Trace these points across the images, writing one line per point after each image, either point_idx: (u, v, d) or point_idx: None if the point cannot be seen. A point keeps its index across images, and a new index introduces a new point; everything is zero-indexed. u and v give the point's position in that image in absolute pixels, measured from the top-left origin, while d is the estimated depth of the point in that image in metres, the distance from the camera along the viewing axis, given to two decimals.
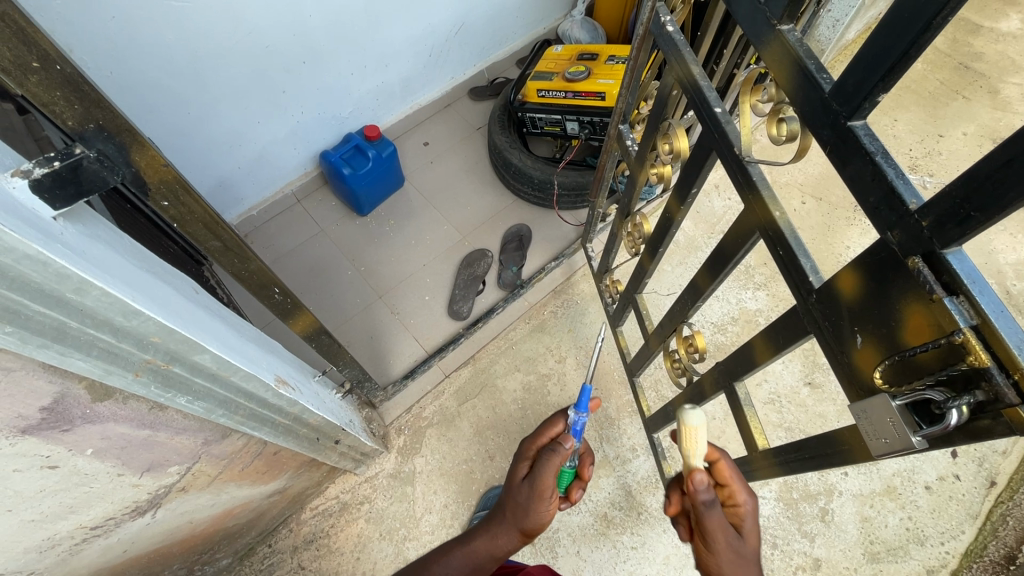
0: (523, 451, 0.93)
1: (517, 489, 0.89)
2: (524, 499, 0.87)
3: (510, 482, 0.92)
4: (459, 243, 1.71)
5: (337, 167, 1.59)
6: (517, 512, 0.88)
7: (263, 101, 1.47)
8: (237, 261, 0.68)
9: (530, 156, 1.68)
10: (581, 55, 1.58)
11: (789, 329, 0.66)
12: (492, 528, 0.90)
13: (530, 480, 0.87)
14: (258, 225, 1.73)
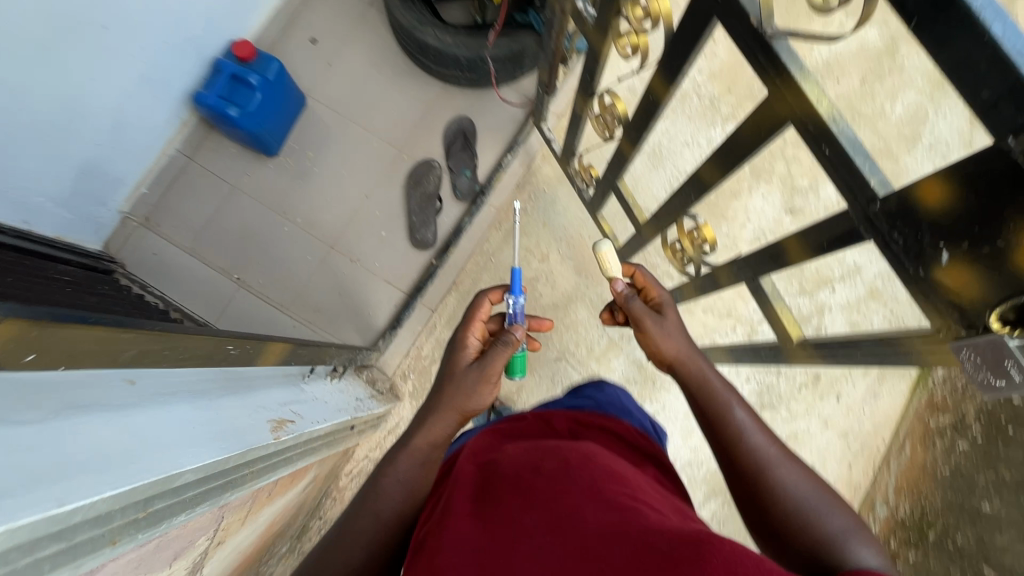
0: (465, 343, 0.88)
1: (456, 376, 0.84)
2: (469, 385, 0.82)
3: (445, 375, 0.86)
4: (396, 158, 1.47)
5: (220, 110, 1.27)
6: (459, 398, 0.82)
7: (85, 51, 1.04)
8: (164, 352, 0.61)
9: (451, 30, 1.35)
10: None
11: (839, 233, 0.58)
12: (427, 421, 0.81)
13: (477, 367, 0.83)
14: (154, 201, 1.43)
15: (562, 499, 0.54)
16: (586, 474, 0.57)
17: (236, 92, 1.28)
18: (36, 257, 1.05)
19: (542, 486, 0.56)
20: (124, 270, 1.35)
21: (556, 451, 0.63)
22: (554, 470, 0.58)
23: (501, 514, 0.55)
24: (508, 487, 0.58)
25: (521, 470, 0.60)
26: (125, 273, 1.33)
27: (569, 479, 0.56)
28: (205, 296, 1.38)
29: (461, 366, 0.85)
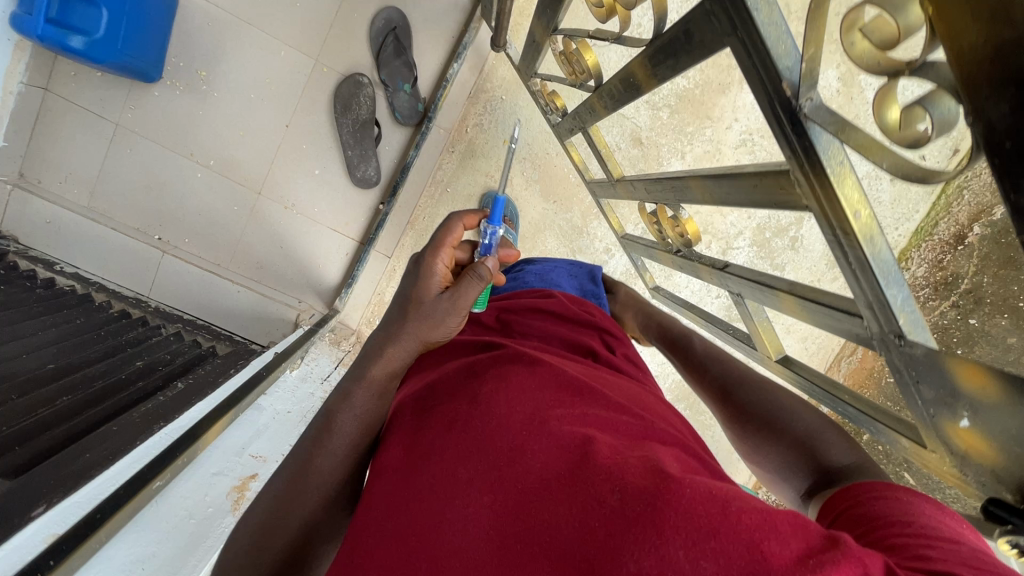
0: (429, 267, 0.57)
1: (418, 306, 0.56)
2: (439, 315, 0.55)
3: (403, 306, 0.57)
4: (314, 72, 1.18)
5: (57, 41, 0.95)
6: (425, 329, 0.56)
7: None
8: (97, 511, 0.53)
9: None
10: None
11: (845, 329, 0.49)
12: (382, 348, 0.57)
13: (446, 297, 0.54)
14: (20, 151, 1.15)
15: (500, 440, 0.40)
16: (532, 406, 0.43)
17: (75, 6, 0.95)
18: None
19: (476, 427, 0.42)
20: (19, 246, 1.15)
21: (491, 371, 0.49)
22: (493, 400, 0.44)
23: (432, 464, 0.41)
24: (439, 427, 0.45)
25: (452, 406, 0.46)
26: (22, 253, 1.14)
27: (510, 412, 0.42)
28: (126, 265, 1.21)
29: (427, 299, 0.56)
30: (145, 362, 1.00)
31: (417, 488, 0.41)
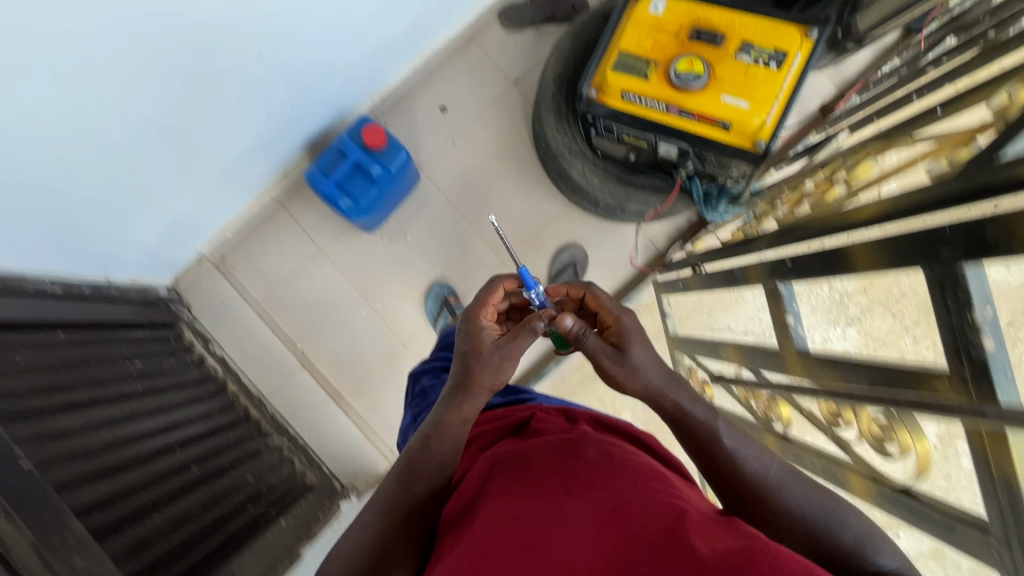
0: (479, 319, 0.68)
1: (478, 359, 0.64)
2: (500, 357, 0.65)
3: (462, 360, 0.66)
4: (496, 269, 1.37)
5: (331, 199, 1.14)
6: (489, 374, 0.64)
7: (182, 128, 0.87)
8: None
9: (597, 153, 1.21)
10: (693, 31, 0.97)
11: None
12: (454, 400, 0.64)
13: (502, 341, 0.65)
14: (232, 240, 1.32)
15: (608, 503, 0.48)
16: (627, 468, 0.52)
17: (353, 180, 1.14)
18: (102, 331, 0.98)
19: (583, 490, 0.50)
20: (188, 315, 1.27)
21: (595, 443, 0.57)
22: (595, 463, 0.53)
23: (545, 517, 0.49)
24: (545, 475, 0.53)
25: (555, 464, 0.55)
26: (190, 325, 1.25)
27: (610, 474, 0.51)
28: (265, 366, 1.30)
29: (483, 345, 0.66)
30: (253, 478, 1.03)
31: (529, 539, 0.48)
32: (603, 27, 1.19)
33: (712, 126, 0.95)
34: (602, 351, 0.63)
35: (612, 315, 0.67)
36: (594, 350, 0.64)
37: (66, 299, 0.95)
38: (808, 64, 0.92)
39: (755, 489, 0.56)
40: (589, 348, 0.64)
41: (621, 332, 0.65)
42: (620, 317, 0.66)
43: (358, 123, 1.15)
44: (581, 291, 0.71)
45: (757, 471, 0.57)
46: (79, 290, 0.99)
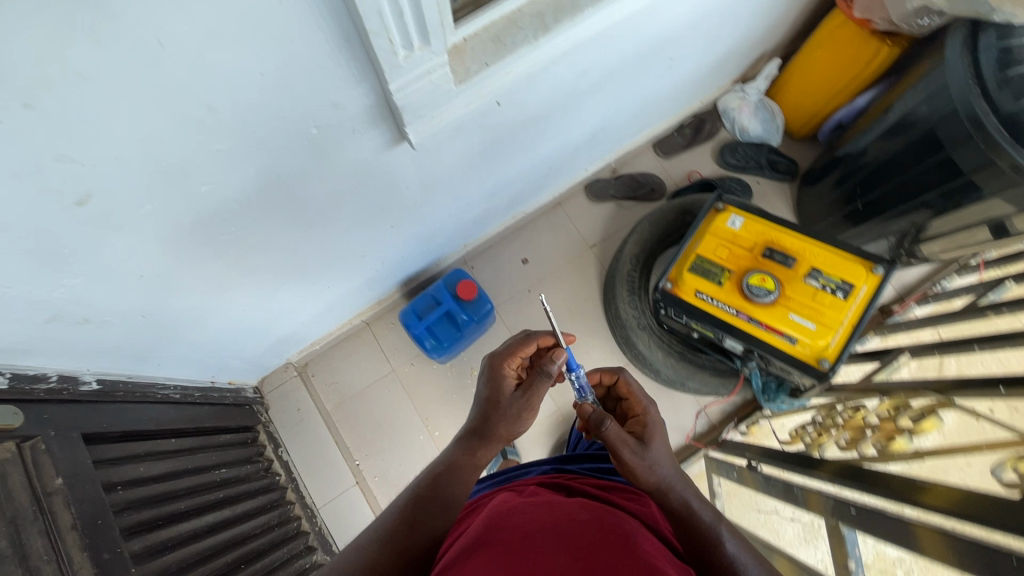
0: (505, 369, 0.86)
1: (500, 406, 0.83)
2: (520, 406, 0.83)
3: (485, 405, 0.84)
4: (553, 417, 1.43)
5: (418, 338, 1.26)
6: (505, 417, 0.83)
7: (306, 266, 1.02)
8: None
9: (661, 329, 1.31)
10: (765, 251, 1.09)
11: None
12: (474, 440, 0.81)
13: (522, 393, 0.84)
14: (318, 350, 1.44)
15: (553, 532, 0.58)
16: (587, 518, 0.60)
17: (440, 325, 1.28)
18: (204, 435, 1.10)
19: (539, 520, 0.60)
20: (266, 416, 1.38)
21: (588, 511, 0.63)
22: (559, 510, 0.63)
23: (505, 532, 0.59)
24: (538, 527, 0.59)
25: (528, 504, 0.65)
26: (265, 427, 1.35)
27: (569, 519, 0.60)
28: (324, 477, 1.37)
29: (505, 394, 0.85)
30: None
31: (482, 534, 0.59)
32: (680, 222, 1.35)
33: (778, 338, 1.04)
34: (624, 441, 0.74)
35: (642, 406, 0.84)
36: (616, 440, 0.74)
37: (180, 404, 1.06)
38: (871, 298, 1.02)
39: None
40: (612, 434, 0.74)
41: (647, 429, 0.80)
42: (648, 410, 0.83)
43: (454, 274, 1.31)
44: (614, 376, 0.90)
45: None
46: (192, 393, 1.11)
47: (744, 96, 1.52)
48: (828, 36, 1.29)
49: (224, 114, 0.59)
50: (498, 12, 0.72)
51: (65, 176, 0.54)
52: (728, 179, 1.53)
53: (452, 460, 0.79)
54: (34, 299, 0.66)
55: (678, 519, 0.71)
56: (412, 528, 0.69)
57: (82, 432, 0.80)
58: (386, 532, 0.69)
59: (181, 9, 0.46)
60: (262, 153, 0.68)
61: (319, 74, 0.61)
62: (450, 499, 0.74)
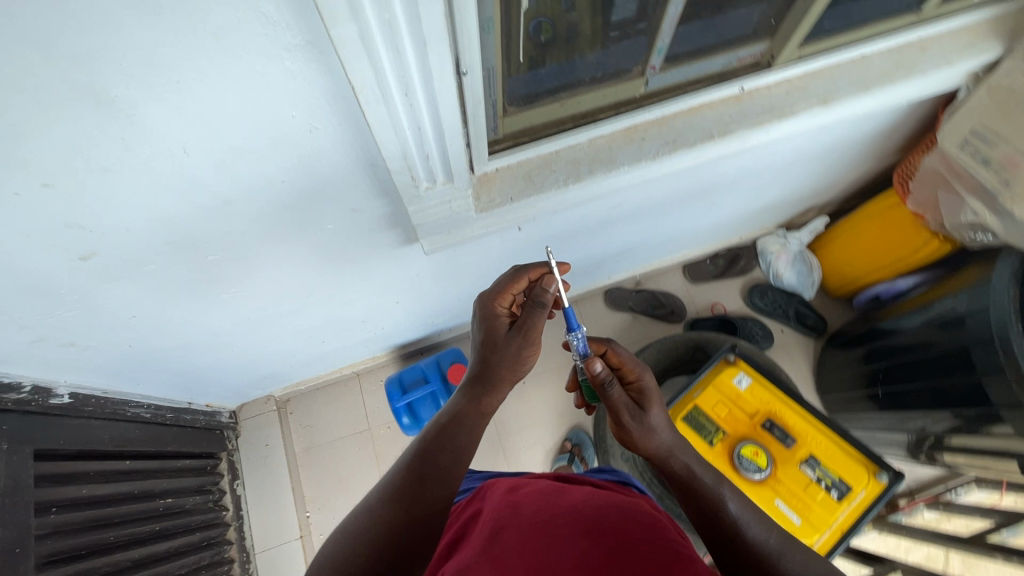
0: (496, 309, 0.83)
1: (497, 352, 0.81)
2: (515, 351, 0.81)
3: (484, 352, 0.83)
4: None
5: (396, 413, 1.27)
6: (508, 361, 0.81)
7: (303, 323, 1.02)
8: None
9: (644, 463, 1.25)
10: (766, 423, 1.04)
11: None
12: (476, 391, 0.80)
13: (517, 332, 0.81)
14: (304, 390, 1.44)
15: (572, 512, 0.57)
16: (604, 500, 0.59)
17: (423, 404, 1.27)
18: (161, 459, 1.09)
19: (554, 505, 0.60)
20: (233, 444, 1.37)
21: (593, 494, 0.63)
22: (573, 496, 0.62)
23: (514, 516, 0.60)
24: (547, 507, 0.60)
25: (541, 494, 0.65)
26: (229, 456, 1.34)
27: (585, 501, 0.59)
28: (270, 521, 1.33)
29: (500, 338, 0.82)
30: None
31: (501, 523, 0.59)
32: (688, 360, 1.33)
33: None
34: (627, 407, 0.76)
35: (636, 372, 0.79)
36: (619, 405, 0.76)
37: (148, 424, 1.06)
38: (868, 506, 0.96)
39: (755, 551, 0.64)
40: (616, 402, 0.75)
41: (644, 395, 0.78)
42: (644, 376, 0.79)
43: (451, 353, 1.31)
44: (603, 347, 0.81)
45: (757, 534, 0.66)
46: (164, 414, 1.11)
47: (785, 243, 1.49)
48: (878, 213, 1.25)
49: (239, 205, 0.60)
50: (534, 152, 0.74)
51: (72, 237, 0.55)
52: (750, 321, 1.49)
53: (456, 413, 0.79)
54: (20, 323, 0.67)
55: (682, 481, 0.74)
56: (421, 487, 0.70)
57: (34, 449, 0.80)
58: (394, 495, 0.69)
59: (210, 128, 0.48)
60: (275, 236, 0.70)
61: (340, 184, 0.63)
62: (457, 451, 0.75)
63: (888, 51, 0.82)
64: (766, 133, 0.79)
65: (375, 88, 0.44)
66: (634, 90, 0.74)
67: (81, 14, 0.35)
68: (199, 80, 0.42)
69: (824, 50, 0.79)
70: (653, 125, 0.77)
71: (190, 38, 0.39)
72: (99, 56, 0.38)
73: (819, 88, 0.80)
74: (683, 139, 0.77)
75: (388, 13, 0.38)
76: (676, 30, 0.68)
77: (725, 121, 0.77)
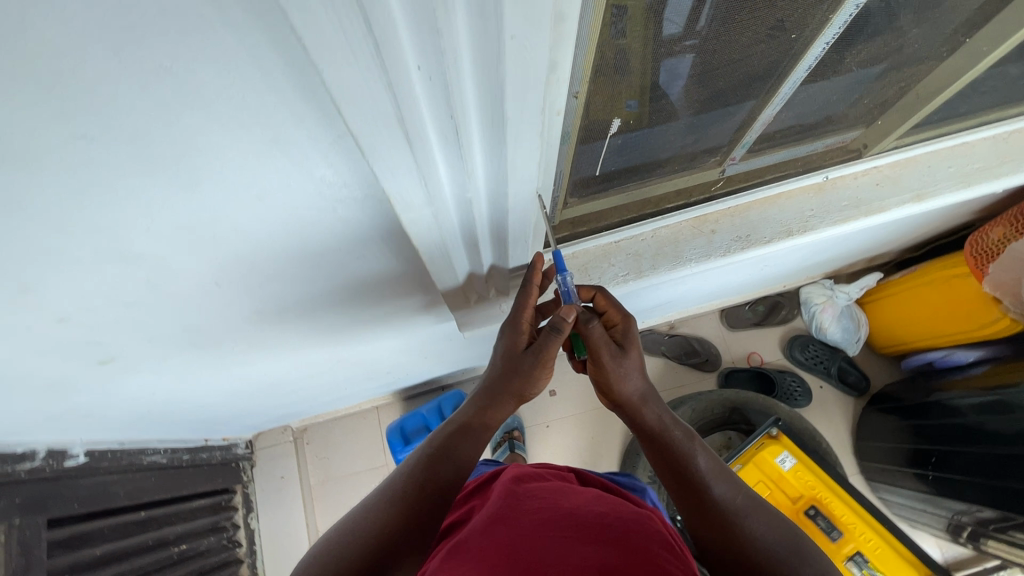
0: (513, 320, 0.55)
1: (511, 366, 0.56)
2: (528, 372, 0.56)
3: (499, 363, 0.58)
4: None
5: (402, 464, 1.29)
6: (521, 381, 0.57)
7: (326, 379, 0.97)
8: None
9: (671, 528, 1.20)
10: (810, 510, 1.00)
11: None
12: (488, 405, 0.59)
13: (531, 356, 0.55)
14: (321, 420, 1.40)
15: (569, 519, 0.45)
16: (608, 509, 0.46)
17: None
18: (177, 503, 1.06)
19: (552, 505, 0.48)
20: (248, 475, 1.34)
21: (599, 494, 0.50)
22: (573, 496, 0.50)
23: (504, 511, 0.50)
24: (540, 504, 0.49)
25: (544, 486, 0.53)
26: (244, 489, 1.31)
27: (585, 507, 0.47)
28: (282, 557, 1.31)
29: (511, 355, 0.57)
30: None
31: (490, 517, 0.49)
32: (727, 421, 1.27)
33: None
34: (606, 345, 0.55)
35: (621, 313, 0.58)
36: (597, 342, 0.56)
37: (164, 470, 1.03)
38: None
39: (717, 513, 0.54)
40: (593, 336, 0.56)
41: (626, 335, 0.58)
42: (630, 317, 0.58)
43: (452, 397, 1.32)
44: (589, 291, 0.60)
45: (722, 494, 0.56)
46: (181, 456, 1.08)
47: (832, 296, 1.38)
48: (942, 281, 1.16)
49: (271, 310, 0.55)
50: (592, 242, 0.68)
51: (91, 351, 0.50)
52: (787, 377, 1.41)
53: (460, 428, 0.60)
54: (33, 409, 0.63)
55: (655, 436, 0.59)
56: (419, 493, 0.55)
57: (48, 517, 0.77)
58: (392, 495, 0.56)
59: (243, 263, 0.42)
60: (305, 326, 0.64)
61: (380, 286, 0.57)
62: (457, 465, 0.58)
63: (993, 138, 0.73)
64: (846, 229, 0.71)
65: (443, 249, 0.41)
66: (708, 179, 0.64)
67: (101, 195, 0.29)
68: (236, 230, 0.36)
69: (927, 138, 0.69)
70: (724, 216, 0.70)
71: (230, 200, 0.33)
72: (124, 225, 0.32)
73: (913, 181, 0.71)
74: (758, 234, 0.70)
75: (470, 191, 0.33)
76: (768, 127, 0.57)
77: (805, 215, 0.70)
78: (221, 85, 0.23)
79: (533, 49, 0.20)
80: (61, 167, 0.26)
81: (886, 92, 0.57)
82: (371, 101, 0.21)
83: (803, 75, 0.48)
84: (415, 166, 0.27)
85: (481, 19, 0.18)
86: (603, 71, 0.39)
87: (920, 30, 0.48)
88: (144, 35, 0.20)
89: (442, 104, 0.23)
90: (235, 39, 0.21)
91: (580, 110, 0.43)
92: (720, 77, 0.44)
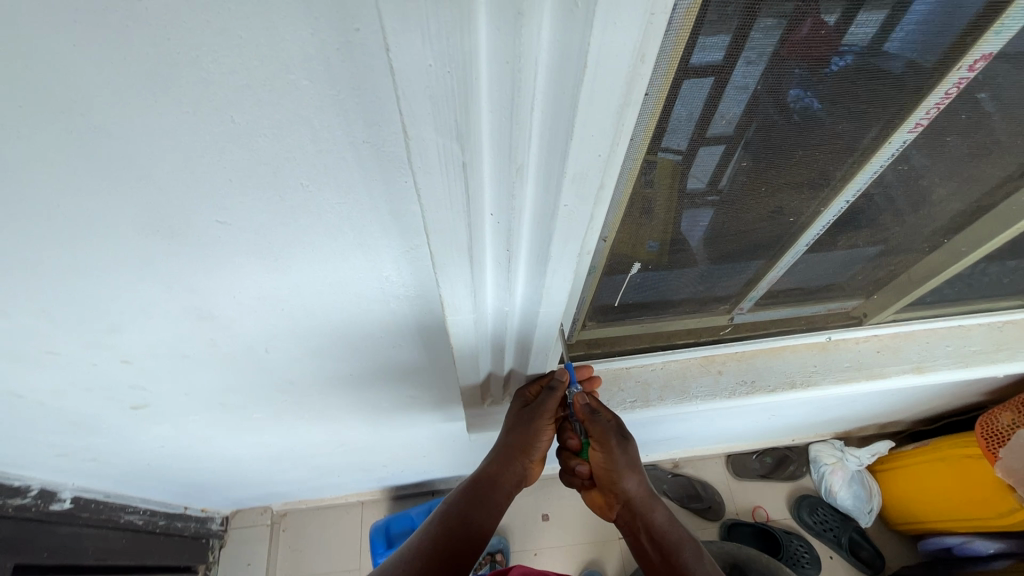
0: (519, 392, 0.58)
1: (510, 433, 0.57)
2: (525, 427, 0.56)
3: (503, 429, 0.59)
4: None
5: None
6: (523, 439, 0.57)
7: (321, 461, 0.96)
8: None
9: None
10: None
11: None
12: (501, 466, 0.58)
13: (527, 411, 0.56)
14: (303, 507, 1.34)
15: None
16: None
17: None
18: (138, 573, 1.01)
19: None
20: (213, 556, 1.27)
21: None
22: None
23: None
24: None
25: None
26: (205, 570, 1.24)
27: None
28: None
29: (512, 414, 0.58)
30: None
31: None
32: None
33: None
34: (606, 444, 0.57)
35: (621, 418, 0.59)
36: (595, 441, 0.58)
37: (137, 532, 0.99)
38: None
39: None
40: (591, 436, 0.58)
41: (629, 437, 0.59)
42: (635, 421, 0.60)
43: None
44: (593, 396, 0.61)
45: None
46: (157, 521, 1.04)
47: (841, 458, 1.35)
48: (953, 459, 1.13)
49: (300, 383, 0.59)
50: (607, 365, 0.71)
51: (133, 394, 0.54)
52: (794, 540, 1.32)
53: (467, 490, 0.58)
54: (48, 445, 0.65)
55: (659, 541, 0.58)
56: (439, 551, 0.51)
57: (15, 563, 0.75)
58: (408, 554, 0.51)
59: (295, 335, 0.47)
60: (323, 404, 0.67)
61: (405, 374, 0.60)
62: (473, 528, 0.54)
63: (988, 325, 0.77)
64: (849, 389, 0.74)
65: (472, 350, 0.46)
66: (717, 324, 0.70)
67: (211, 266, 0.35)
68: (301, 308, 0.43)
69: (924, 316, 0.74)
70: (731, 359, 0.74)
71: (309, 283, 0.39)
72: (217, 290, 0.38)
73: (912, 353, 0.75)
74: (763, 382, 0.73)
75: (508, 306, 0.38)
76: (773, 286, 0.63)
77: (808, 371, 0.73)
78: (339, 202, 0.30)
79: (578, 215, 0.27)
80: (193, 237, 0.32)
81: (877, 272, 0.64)
82: (452, 230, 0.27)
83: (802, 250, 0.56)
84: (468, 279, 0.33)
85: (545, 192, 0.26)
86: (631, 225, 0.47)
87: (903, 226, 0.56)
88: (299, 163, 0.28)
89: (503, 241, 0.29)
90: (360, 177, 0.29)
91: (606, 251, 0.50)
92: (730, 242, 0.52)
